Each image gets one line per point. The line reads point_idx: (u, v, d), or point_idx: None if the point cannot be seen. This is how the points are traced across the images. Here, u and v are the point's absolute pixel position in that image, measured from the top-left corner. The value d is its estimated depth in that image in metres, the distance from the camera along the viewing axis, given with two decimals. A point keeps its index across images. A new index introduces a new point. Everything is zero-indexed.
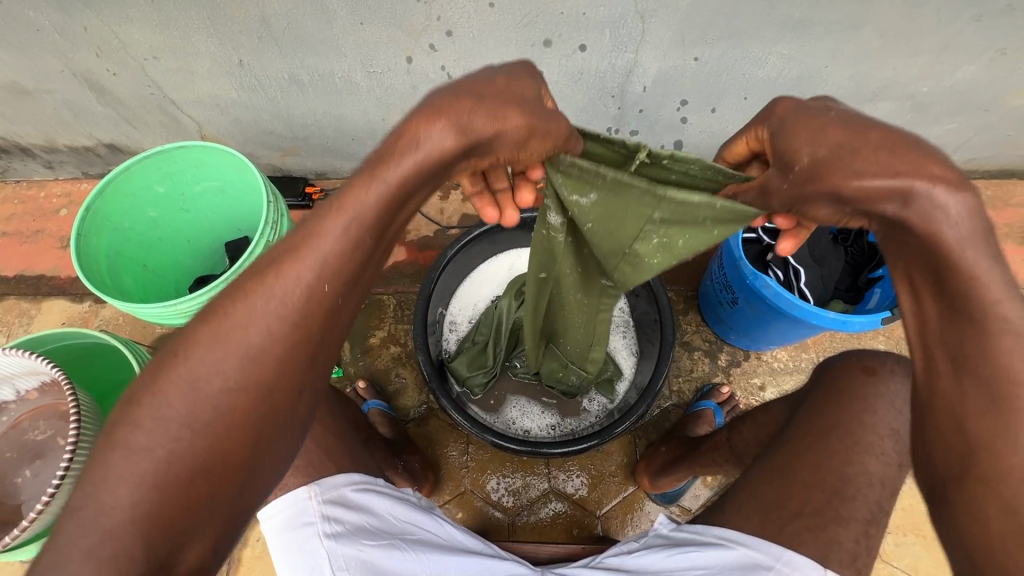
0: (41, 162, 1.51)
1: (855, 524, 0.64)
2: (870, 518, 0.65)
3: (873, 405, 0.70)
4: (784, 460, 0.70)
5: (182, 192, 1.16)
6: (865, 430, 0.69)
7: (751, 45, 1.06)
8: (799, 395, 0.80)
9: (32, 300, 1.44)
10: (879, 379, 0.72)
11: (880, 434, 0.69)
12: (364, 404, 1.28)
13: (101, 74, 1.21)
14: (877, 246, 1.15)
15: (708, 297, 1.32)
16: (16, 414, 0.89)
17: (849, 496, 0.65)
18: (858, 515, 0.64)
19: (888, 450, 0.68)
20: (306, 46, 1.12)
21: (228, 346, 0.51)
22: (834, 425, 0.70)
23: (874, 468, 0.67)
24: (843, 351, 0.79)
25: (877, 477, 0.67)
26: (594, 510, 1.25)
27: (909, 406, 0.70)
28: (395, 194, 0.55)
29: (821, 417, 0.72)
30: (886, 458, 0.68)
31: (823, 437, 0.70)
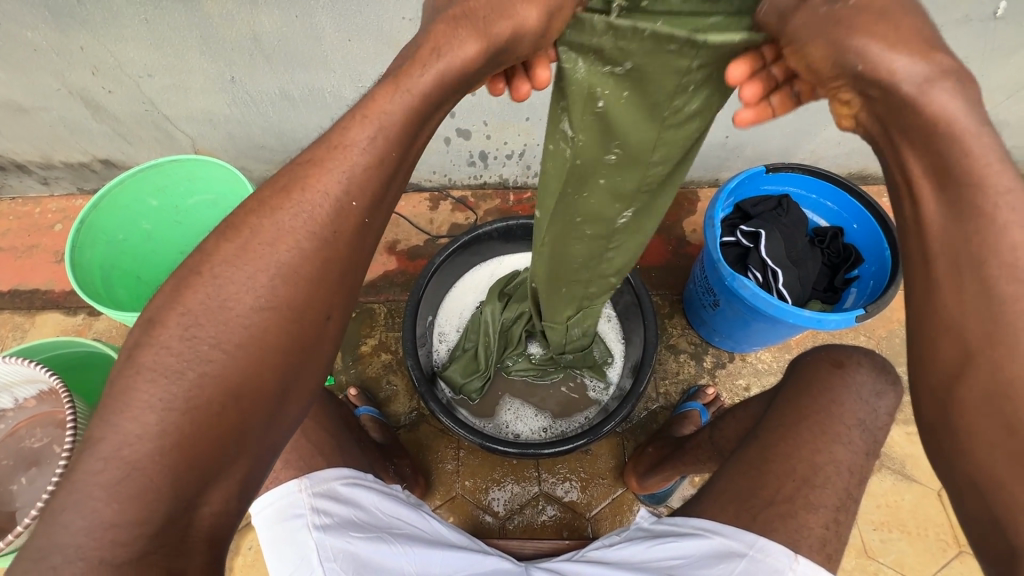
0: (36, 179, 1.54)
1: (824, 510, 0.67)
2: (839, 505, 0.67)
3: (840, 395, 0.73)
4: (758, 451, 0.73)
5: (175, 205, 1.19)
6: (834, 419, 0.72)
7: None
8: (773, 390, 0.83)
9: (26, 314, 1.46)
10: (846, 371, 0.75)
11: (846, 424, 0.72)
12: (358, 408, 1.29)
13: (97, 92, 1.24)
14: (852, 247, 1.19)
15: (692, 300, 1.35)
16: (14, 421, 0.91)
17: (818, 484, 0.68)
18: (826, 502, 0.67)
19: (855, 439, 0.71)
20: (295, 62, 1.16)
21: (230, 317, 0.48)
22: (804, 416, 0.73)
23: (842, 457, 0.70)
24: (813, 346, 0.81)
25: (845, 465, 0.70)
26: (583, 512, 1.26)
27: (874, 396, 0.73)
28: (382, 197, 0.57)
29: (792, 409, 0.74)
30: (854, 447, 0.71)
31: (795, 427, 0.72)
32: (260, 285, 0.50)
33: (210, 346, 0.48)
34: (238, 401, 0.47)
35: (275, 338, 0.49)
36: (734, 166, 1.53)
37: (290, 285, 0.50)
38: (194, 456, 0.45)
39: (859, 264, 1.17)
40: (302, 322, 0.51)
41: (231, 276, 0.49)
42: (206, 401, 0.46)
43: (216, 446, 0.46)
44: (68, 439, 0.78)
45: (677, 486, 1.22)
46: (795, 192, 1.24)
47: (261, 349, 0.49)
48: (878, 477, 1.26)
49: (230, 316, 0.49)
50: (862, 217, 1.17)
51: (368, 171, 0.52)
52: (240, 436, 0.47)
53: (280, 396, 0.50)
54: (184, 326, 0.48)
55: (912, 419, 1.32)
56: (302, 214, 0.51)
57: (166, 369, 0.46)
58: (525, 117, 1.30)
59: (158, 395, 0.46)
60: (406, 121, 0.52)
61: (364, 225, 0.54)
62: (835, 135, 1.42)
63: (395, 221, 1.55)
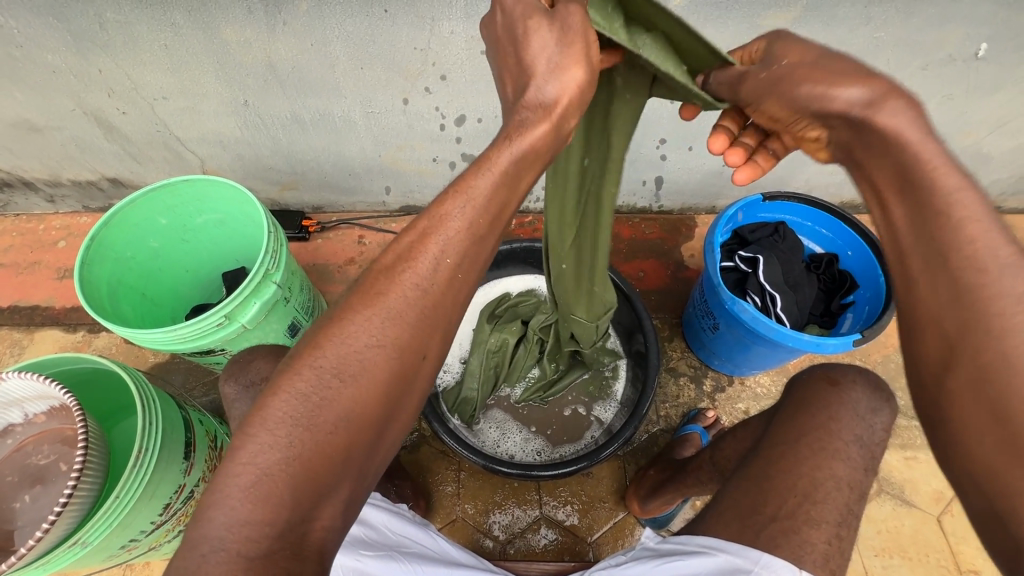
0: (42, 196, 1.56)
1: (827, 526, 0.67)
2: (840, 521, 0.68)
3: (836, 412, 0.75)
4: (758, 468, 0.74)
5: (185, 224, 1.21)
6: (830, 435, 0.73)
7: None
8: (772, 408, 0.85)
9: (25, 331, 1.45)
10: (842, 389, 0.77)
11: (844, 440, 0.73)
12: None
13: (111, 112, 1.27)
14: (847, 273, 1.22)
15: (692, 325, 1.38)
16: (22, 436, 0.91)
17: (819, 499, 0.69)
18: (828, 517, 0.68)
19: (853, 455, 0.72)
20: (309, 89, 1.20)
21: (346, 362, 0.52)
22: (805, 432, 0.74)
23: (843, 473, 0.71)
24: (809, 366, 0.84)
25: (847, 482, 0.71)
26: (585, 536, 1.25)
27: (870, 413, 0.75)
28: (474, 235, 0.57)
29: (791, 427, 0.76)
30: (852, 463, 0.72)
31: (792, 444, 0.73)
32: (374, 327, 0.53)
33: (333, 375, 0.51)
34: (350, 425, 0.50)
35: (385, 371, 0.52)
36: (730, 194, 1.59)
37: (398, 327, 0.53)
38: (299, 481, 0.48)
39: (854, 289, 1.20)
40: (406, 362, 0.54)
41: (351, 318, 0.53)
42: (325, 425, 0.49)
43: (331, 468, 0.49)
44: (79, 456, 0.81)
45: (678, 510, 1.22)
46: (790, 220, 1.28)
47: (378, 378, 0.52)
48: (876, 502, 1.27)
49: (351, 350, 0.52)
50: (856, 245, 1.20)
51: (462, 239, 0.56)
52: (339, 467, 0.50)
53: (380, 424, 0.53)
54: (314, 358, 0.52)
55: (908, 444, 1.33)
56: (406, 271, 0.55)
57: (298, 395, 0.50)
58: None
59: (288, 416, 0.49)
60: (493, 194, 0.58)
61: (456, 281, 0.57)
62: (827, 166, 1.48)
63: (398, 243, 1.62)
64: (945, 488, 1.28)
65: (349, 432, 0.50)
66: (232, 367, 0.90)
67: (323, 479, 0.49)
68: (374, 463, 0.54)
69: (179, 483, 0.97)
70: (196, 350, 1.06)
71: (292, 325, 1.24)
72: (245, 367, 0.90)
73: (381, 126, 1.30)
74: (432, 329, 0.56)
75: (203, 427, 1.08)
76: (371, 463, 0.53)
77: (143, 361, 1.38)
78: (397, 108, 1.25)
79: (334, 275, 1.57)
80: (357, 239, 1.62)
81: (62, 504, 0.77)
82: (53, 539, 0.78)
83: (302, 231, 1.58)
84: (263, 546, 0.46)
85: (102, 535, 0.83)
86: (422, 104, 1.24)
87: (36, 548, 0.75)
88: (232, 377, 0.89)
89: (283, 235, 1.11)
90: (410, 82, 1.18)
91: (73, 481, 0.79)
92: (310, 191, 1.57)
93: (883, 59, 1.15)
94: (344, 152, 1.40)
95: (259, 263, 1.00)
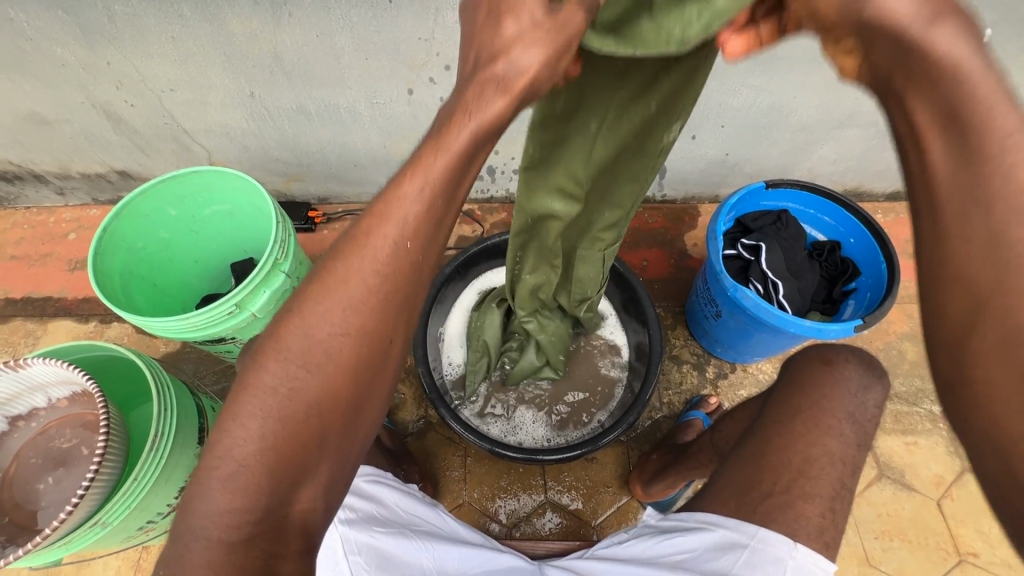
0: (52, 189, 1.58)
1: (820, 500, 0.69)
2: (834, 495, 0.70)
3: (830, 391, 0.76)
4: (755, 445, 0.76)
5: (193, 215, 1.23)
6: (824, 413, 0.74)
7: (726, 76, 1.21)
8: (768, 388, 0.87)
9: (38, 321, 1.48)
10: (835, 368, 0.78)
11: (837, 417, 0.74)
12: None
13: (119, 105, 1.29)
14: (849, 261, 1.23)
15: (694, 312, 1.40)
16: (45, 420, 0.94)
17: (813, 475, 0.70)
18: (822, 492, 0.69)
19: (845, 431, 0.74)
20: (314, 80, 1.21)
21: (312, 354, 0.50)
22: (799, 410, 0.75)
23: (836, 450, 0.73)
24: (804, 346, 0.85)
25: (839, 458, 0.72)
26: (589, 520, 1.27)
27: (861, 390, 0.76)
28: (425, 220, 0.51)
29: (785, 405, 0.77)
30: (845, 439, 0.73)
31: (788, 422, 0.75)
32: (335, 315, 0.50)
33: (299, 366, 0.50)
34: (321, 410, 0.50)
35: (352, 359, 0.51)
36: (733, 183, 1.60)
37: (359, 315, 0.51)
38: (264, 467, 0.49)
39: (856, 276, 1.21)
40: (371, 348, 0.51)
41: (314, 310, 0.50)
42: (293, 410, 0.50)
43: (304, 448, 0.50)
44: (102, 440, 0.84)
45: (681, 493, 1.24)
46: (793, 208, 1.29)
47: (344, 364, 0.51)
48: (877, 486, 1.28)
49: (314, 342, 0.50)
50: (859, 232, 1.21)
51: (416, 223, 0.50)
52: (310, 444, 0.50)
53: (355, 407, 0.52)
54: (280, 350, 0.51)
55: (908, 429, 1.35)
56: (364, 257, 0.51)
57: (269, 383, 0.50)
58: None
59: (260, 400, 0.50)
60: (446, 184, 0.51)
61: (419, 265, 0.52)
62: (830, 153, 1.48)
63: None
64: (945, 473, 1.30)
65: (311, 418, 0.50)
66: None
67: (300, 457, 0.50)
68: (355, 430, 0.54)
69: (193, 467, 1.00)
70: (208, 338, 1.08)
71: None
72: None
73: (386, 116, 1.31)
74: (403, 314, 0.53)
75: (215, 414, 1.10)
76: (352, 431, 0.54)
77: (154, 350, 1.41)
78: (401, 98, 1.26)
79: None
80: None
81: (85, 486, 0.80)
82: (78, 521, 0.81)
83: (308, 222, 1.60)
84: (246, 532, 0.49)
85: (121, 516, 0.86)
86: (426, 94, 1.24)
87: (61, 528, 0.78)
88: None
89: (291, 225, 1.12)
90: (414, 73, 1.18)
91: (96, 464, 0.81)
92: (316, 182, 1.58)
93: None
94: (350, 143, 1.41)
95: (269, 253, 1.02)
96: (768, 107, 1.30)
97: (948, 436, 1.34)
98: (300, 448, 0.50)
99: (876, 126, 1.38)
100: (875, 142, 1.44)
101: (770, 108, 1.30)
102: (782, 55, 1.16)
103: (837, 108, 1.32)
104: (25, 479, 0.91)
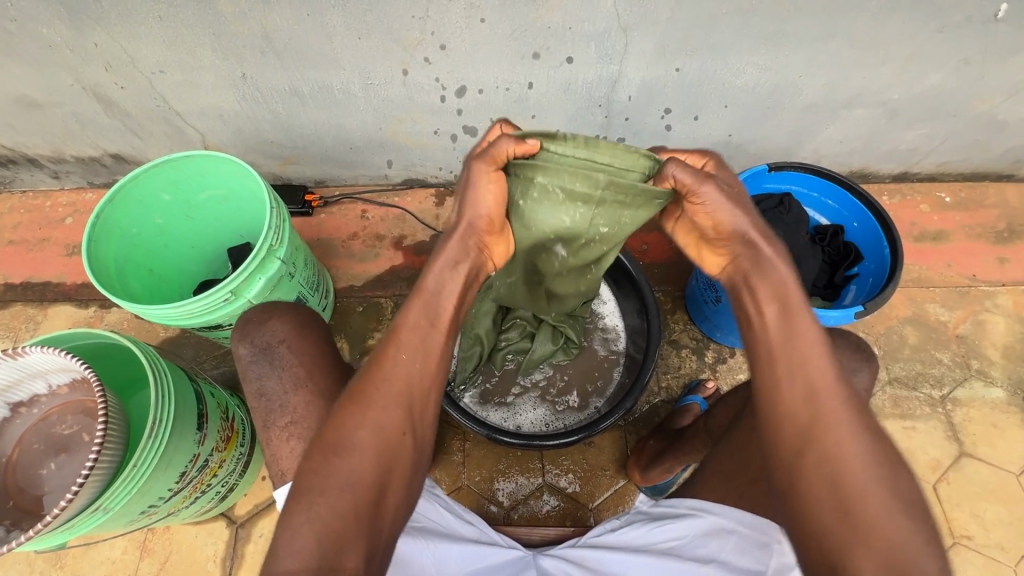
0: (47, 173, 1.56)
1: None
2: None
3: None
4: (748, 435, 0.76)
5: (187, 200, 1.21)
6: None
7: (729, 55, 1.17)
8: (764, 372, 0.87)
9: (38, 307, 1.48)
10: None
11: None
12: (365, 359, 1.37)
13: (110, 87, 1.26)
14: (852, 245, 1.21)
15: (694, 296, 1.38)
16: (46, 407, 0.95)
17: None
18: None
19: None
20: (306, 61, 1.18)
21: (345, 442, 0.66)
22: None
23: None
24: None
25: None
26: (586, 503, 1.29)
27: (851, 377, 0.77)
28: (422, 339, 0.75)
29: None
30: None
31: None
32: (361, 414, 0.69)
33: (335, 453, 0.66)
34: (354, 491, 0.64)
35: (376, 446, 0.67)
36: (737, 165, 1.57)
37: (381, 411, 0.69)
38: (310, 546, 0.60)
39: (858, 261, 1.19)
40: (389, 437, 0.68)
41: (347, 413, 0.69)
42: (333, 492, 0.63)
43: (344, 526, 0.62)
44: (100, 428, 0.84)
45: (677, 478, 1.25)
46: (796, 191, 1.26)
47: (373, 448, 0.67)
48: None
49: (348, 433, 0.67)
50: (863, 216, 1.19)
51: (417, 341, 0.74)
52: (348, 521, 0.63)
53: (381, 488, 0.66)
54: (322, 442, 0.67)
55: (907, 413, 1.35)
56: (380, 369, 0.72)
57: (314, 470, 0.65)
58: (531, 115, 1.35)
59: (308, 486, 0.64)
60: (433, 308, 0.77)
61: (420, 373, 0.74)
62: (837, 134, 1.44)
63: (401, 217, 1.62)
64: (942, 457, 1.31)
65: (349, 499, 0.64)
66: (244, 330, 0.91)
67: (345, 531, 0.62)
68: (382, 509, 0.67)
69: (194, 453, 1.01)
70: (205, 325, 1.08)
71: (300, 299, 1.27)
72: (259, 326, 0.92)
73: (381, 98, 1.29)
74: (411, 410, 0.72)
75: (215, 399, 1.11)
76: (379, 511, 0.66)
77: (155, 336, 1.42)
78: (396, 79, 1.23)
79: (339, 249, 1.58)
80: (361, 213, 1.62)
81: (85, 474, 0.80)
82: (78, 508, 0.82)
83: (305, 206, 1.59)
84: None
85: (123, 501, 0.87)
86: (422, 75, 1.22)
87: (63, 516, 0.79)
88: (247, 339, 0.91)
89: (286, 210, 1.11)
90: (409, 53, 1.16)
91: (95, 452, 0.82)
92: (313, 166, 1.56)
93: (896, 22, 1.11)
94: (345, 125, 1.39)
95: (264, 239, 1.01)
96: (772, 86, 1.26)
97: (946, 421, 1.34)
98: (341, 525, 0.62)
99: (885, 106, 1.34)
100: (883, 122, 1.40)
101: (774, 87, 1.27)
102: (788, 32, 1.12)
103: (844, 87, 1.28)
104: (28, 464, 0.92)
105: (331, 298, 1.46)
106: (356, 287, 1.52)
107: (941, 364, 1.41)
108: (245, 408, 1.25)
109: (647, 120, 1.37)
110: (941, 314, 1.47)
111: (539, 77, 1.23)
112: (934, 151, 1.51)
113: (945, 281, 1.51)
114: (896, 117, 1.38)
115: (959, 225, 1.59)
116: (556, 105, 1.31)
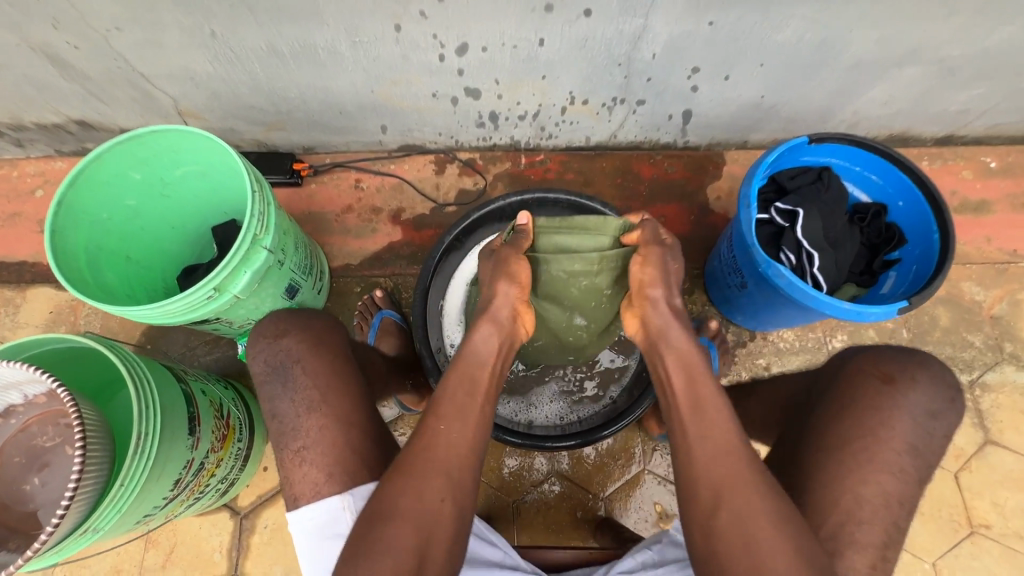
0: (9, 140, 1.42)
1: None
2: None
3: (886, 416, 0.73)
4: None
5: (161, 178, 1.10)
6: (879, 445, 0.72)
7: (773, 7, 1.01)
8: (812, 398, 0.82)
9: (16, 289, 1.40)
10: (896, 388, 0.75)
11: (893, 451, 0.71)
12: (376, 315, 1.33)
13: (61, 48, 1.11)
14: (896, 227, 1.09)
15: (718, 278, 1.31)
16: (24, 418, 0.88)
17: None
18: None
19: (904, 467, 0.71)
20: (283, 16, 1.02)
21: (387, 510, 0.71)
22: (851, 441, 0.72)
23: (867, 475, 0.70)
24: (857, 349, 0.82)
25: (870, 485, 0.70)
26: (598, 492, 1.25)
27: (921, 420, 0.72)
28: (462, 409, 0.79)
29: None
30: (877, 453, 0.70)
31: None
32: (405, 481, 0.73)
33: (381, 520, 0.70)
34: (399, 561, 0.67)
35: (421, 515, 0.71)
36: (766, 128, 1.43)
37: (429, 478, 0.73)
38: None
39: (901, 245, 1.08)
40: (430, 505, 0.71)
41: (397, 482, 0.73)
42: (377, 559, 0.67)
43: None
44: (79, 446, 0.77)
45: None
46: (836, 164, 1.13)
47: (418, 518, 0.70)
48: None
49: (394, 502, 0.71)
50: (910, 195, 1.07)
51: (460, 411, 0.79)
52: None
53: (421, 558, 0.68)
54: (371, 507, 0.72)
55: None
56: (422, 439, 0.77)
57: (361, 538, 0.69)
58: (541, 75, 1.20)
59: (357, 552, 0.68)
60: (472, 378, 0.82)
61: (468, 445, 0.77)
62: (882, 95, 1.29)
63: (399, 187, 1.50)
64: (967, 445, 1.26)
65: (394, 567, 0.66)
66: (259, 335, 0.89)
67: None
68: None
69: (187, 458, 0.95)
70: (190, 322, 1.00)
71: (291, 286, 1.18)
72: (272, 344, 0.87)
73: (371, 57, 1.14)
74: (455, 478, 0.75)
75: (207, 398, 1.04)
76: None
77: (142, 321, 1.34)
78: (388, 36, 1.07)
79: (333, 223, 1.46)
80: (354, 183, 1.50)
81: (69, 498, 0.74)
82: (67, 530, 0.76)
83: (294, 176, 1.46)
84: None
85: (115, 517, 0.82)
86: (417, 31, 1.06)
87: (51, 541, 0.74)
88: (262, 356, 0.87)
89: (269, 192, 1.00)
90: (401, 6, 0.99)
91: (77, 474, 0.76)
92: (300, 132, 1.42)
93: None
94: (333, 88, 1.24)
95: (246, 229, 0.91)
96: (818, 42, 1.10)
97: (973, 408, 1.29)
98: None
99: (942, 63, 1.18)
100: (935, 81, 1.25)
101: (820, 44, 1.11)
102: None
103: (899, 43, 1.12)
104: (11, 479, 0.87)
105: (326, 280, 1.36)
106: (352, 265, 1.43)
107: (972, 348, 1.33)
108: (241, 402, 1.19)
109: (670, 80, 1.22)
110: (977, 293, 1.38)
111: (551, 33, 1.07)
112: (987, 113, 1.36)
113: (983, 257, 1.41)
114: (952, 75, 1.23)
115: (1003, 194, 1.46)
116: (569, 63, 1.16)
